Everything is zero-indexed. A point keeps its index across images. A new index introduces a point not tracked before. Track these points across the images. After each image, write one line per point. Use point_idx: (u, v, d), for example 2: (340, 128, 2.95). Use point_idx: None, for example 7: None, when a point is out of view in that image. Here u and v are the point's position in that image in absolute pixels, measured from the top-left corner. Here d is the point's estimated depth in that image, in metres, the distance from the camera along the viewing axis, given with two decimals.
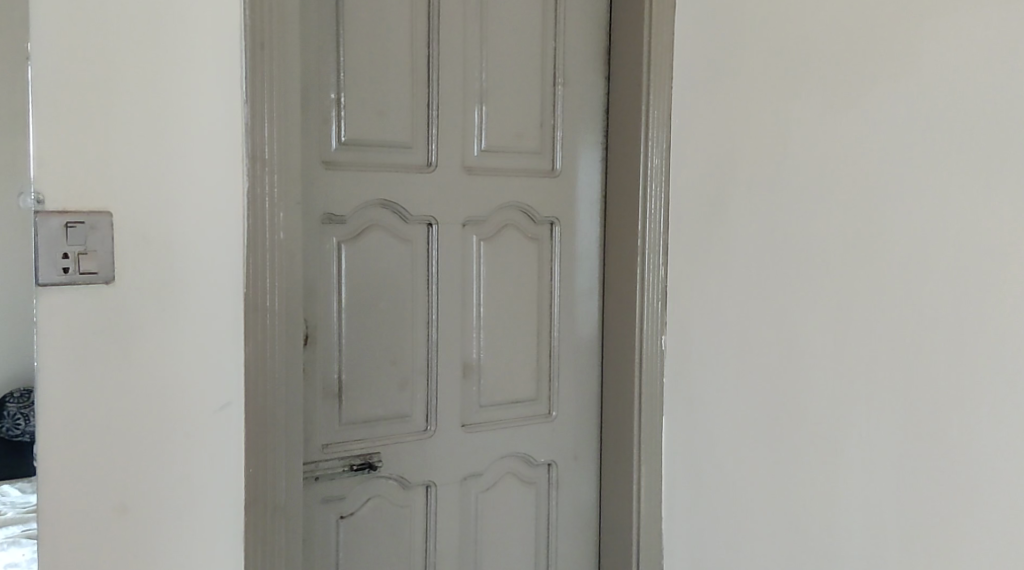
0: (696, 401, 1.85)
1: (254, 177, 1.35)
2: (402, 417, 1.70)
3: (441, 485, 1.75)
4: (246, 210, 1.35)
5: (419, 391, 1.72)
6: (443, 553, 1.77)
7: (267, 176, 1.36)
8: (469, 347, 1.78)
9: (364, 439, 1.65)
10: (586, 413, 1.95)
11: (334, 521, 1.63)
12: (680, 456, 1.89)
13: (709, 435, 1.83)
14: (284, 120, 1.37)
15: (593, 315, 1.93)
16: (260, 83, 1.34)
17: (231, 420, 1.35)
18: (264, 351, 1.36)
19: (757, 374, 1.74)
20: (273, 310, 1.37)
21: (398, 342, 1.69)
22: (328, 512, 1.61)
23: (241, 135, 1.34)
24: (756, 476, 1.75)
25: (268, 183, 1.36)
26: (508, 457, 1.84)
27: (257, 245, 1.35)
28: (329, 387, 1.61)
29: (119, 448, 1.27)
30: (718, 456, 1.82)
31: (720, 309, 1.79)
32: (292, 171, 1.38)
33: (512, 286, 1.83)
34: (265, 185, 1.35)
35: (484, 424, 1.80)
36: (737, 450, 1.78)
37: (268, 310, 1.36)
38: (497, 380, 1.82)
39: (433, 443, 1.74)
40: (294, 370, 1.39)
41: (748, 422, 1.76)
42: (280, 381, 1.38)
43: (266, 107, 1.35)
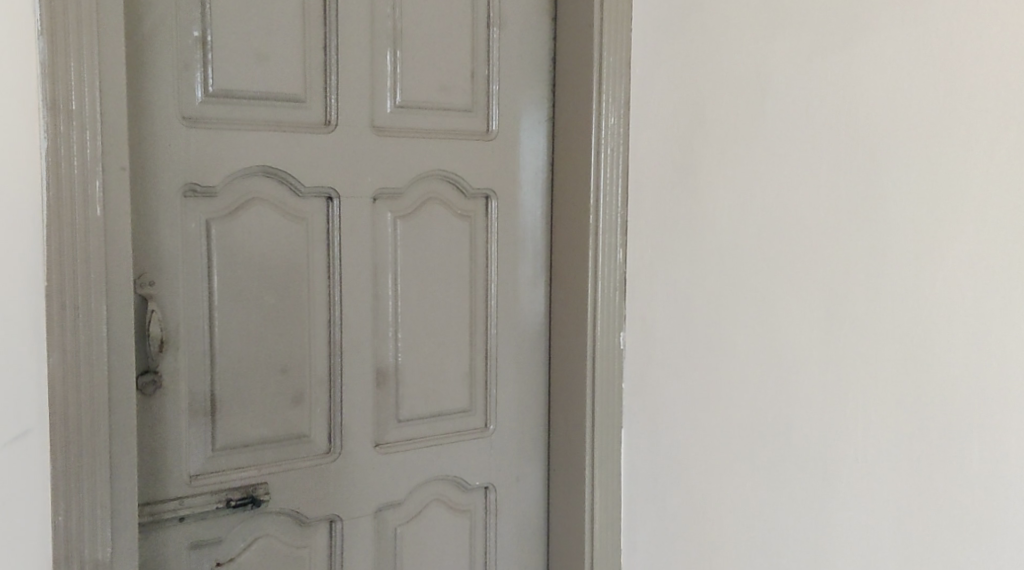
0: (663, 411, 1.53)
1: (58, 142, 1.09)
2: (297, 436, 1.37)
3: (349, 519, 1.42)
4: (47, 186, 1.09)
5: (319, 404, 1.39)
6: None
7: (73, 140, 1.10)
8: (385, 348, 1.45)
9: (246, 466, 1.33)
10: (534, 426, 1.62)
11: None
12: (644, 476, 1.57)
13: (677, 452, 1.52)
14: (98, 75, 1.12)
15: (542, 307, 1.61)
16: (65, 25, 1.09)
17: (30, 447, 1.09)
18: (74, 356, 1.12)
19: (733, 380, 1.42)
20: (87, 307, 1.12)
21: (290, 345, 1.36)
22: (198, 558, 1.30)
23: (41, 91, 1.08)
24: (730, 504, 1.44)
25: (73, 149, 1.10)
26: (434, 480, 1.51)
27: (65, 226, 1.10)
28: (198, 403, 1.28)
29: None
30: (687, 478, 1.51)
31: (690, 301, 1.48)
32: (114, 135, 1.14)
33: (437, 273, 1.50)
34: (70, 152, 1.10)
35: (403, 441, 1.48)
36: (709, 472, 1.47)
37: (79, 308, 1.12)
38: (420, 388, 1.49)
39: (338, 469, 1.41)
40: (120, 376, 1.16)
41: (723, 437, 1.44)
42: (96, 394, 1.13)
43: (71, 56, 1.09)
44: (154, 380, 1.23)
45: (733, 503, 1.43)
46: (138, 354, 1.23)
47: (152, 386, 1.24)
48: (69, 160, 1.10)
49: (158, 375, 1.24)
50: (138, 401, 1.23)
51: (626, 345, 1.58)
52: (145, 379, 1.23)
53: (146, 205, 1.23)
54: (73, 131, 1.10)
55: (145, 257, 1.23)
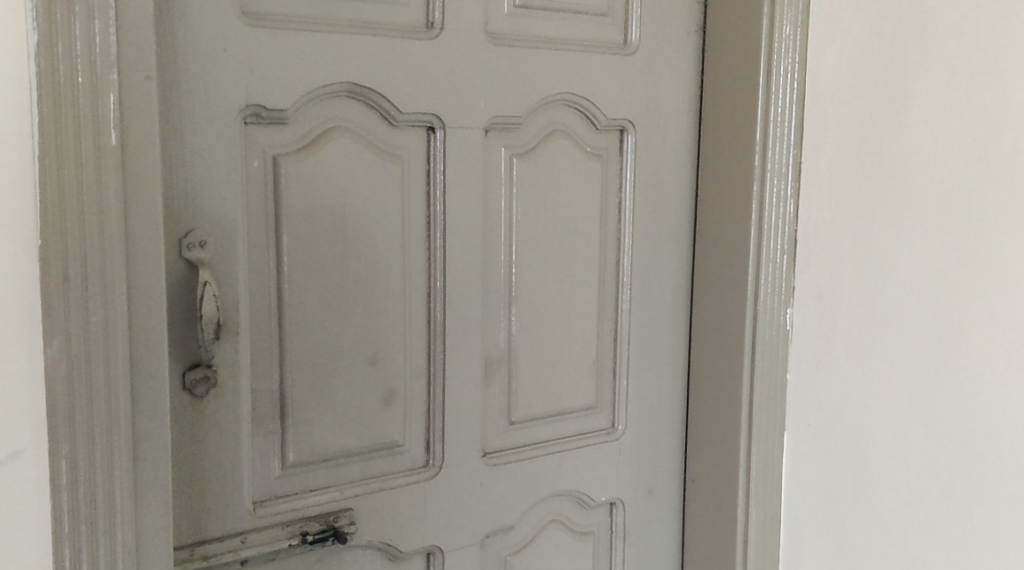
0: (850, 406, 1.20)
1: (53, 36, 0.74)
2: (389, 446, 1.04)
3: (450, 550, 1.09)
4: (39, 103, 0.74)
5: (416, 403, 1.05)
6: None
7: (78, 34, 0.75)
8: (499, 328, 1.11)
9: (325, 488, 0.99)
10: (669, 425, 1.28)
11: None
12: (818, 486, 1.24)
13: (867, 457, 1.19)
14: None
15: (683, 275, 1.26)
16: None
17: (19, 478, 0.76)
18: (82, 349, 0.77)
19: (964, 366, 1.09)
20: (99, 279, 0.77)
21: (380, 326, 1.02)
22: None
23: None
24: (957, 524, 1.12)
25: (75, 46, 0.75)
26: (552, 496, 1.19)
27: (64, 161, 0.75)
28: (263, 405, 0.94)
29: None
30: (884, 490, 1.18)
31: (895, 263, 1.14)
32: (136, 25, 0.78)
33: (557, 232, 1.15)
34: (68, 52, 0.75)
35: (515, 448, 1.14)
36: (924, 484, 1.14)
37: (91, 280, 0.77)
38: (537, 379, 1.16)
39: (439, 487, 1.07)
40: (150, 378, 0.80)
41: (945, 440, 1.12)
42: (114, 404, 0.78)
43: None
44: (207, 376, 0.89)
45: (948, 530, 1.13)
46: (184, 342, 0.89)
47: (202, 385, 0.89)
48: (70, 64, 0.75)
49: (211, 370, 0.89)
50: (186, 405, 0.89)
51: (792, 326, 1.24)
52: (197, 375, 0.89)
53: (192, 134, 0.88)
54: (77, 19, 0.75)
55: (192, 208, 0.88)
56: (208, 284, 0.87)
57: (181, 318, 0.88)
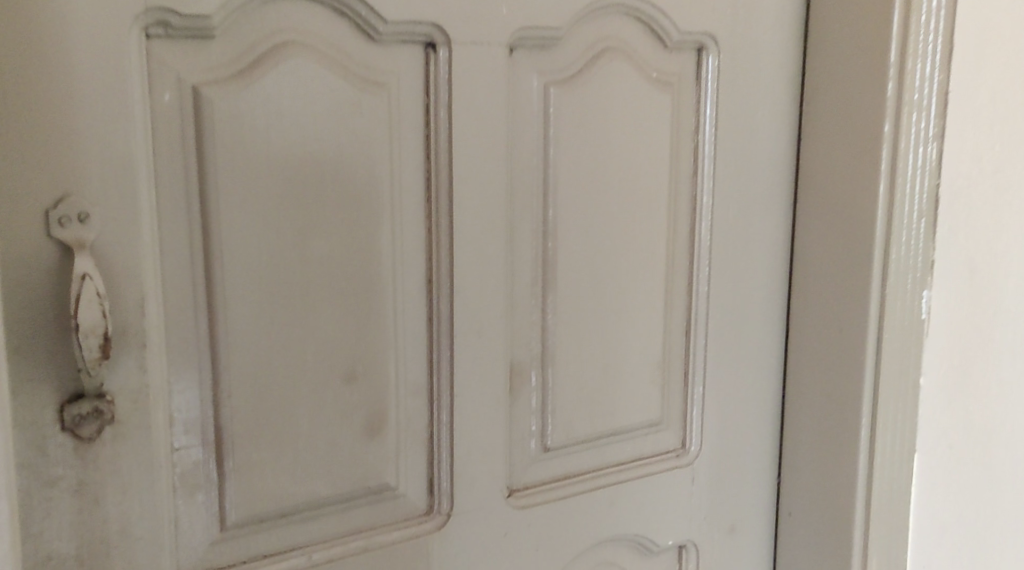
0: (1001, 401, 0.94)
1: None
2: (377, 489, 0.75)
3: None
4: None
5: (415, 429, 0.77)
6: None
7: None
8: (530, 322, 0.82)
9: (287, 552, 0.71)
10: (757, 441, 0.99)
11: None
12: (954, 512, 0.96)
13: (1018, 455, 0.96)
14: None
15: (777, 246, 0.95)
16: None
17: None
18: None
19: None
20: None
21: (360, 328, 0.73)
22: None
23: None
24: None
25: None
26: (604, 543, 0.91)
27: None
28: (190, 443, 0.66)
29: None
30: None
31: None
32: None
33: (610, 192, 0.84)
34: None
35: (551, 485, 0.86)
36: None
37: None
38: (580, 388, 0.87)
39: (448, 541, 0.79)
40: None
41: None
42: None
43: None
44: (95, 411, 0.61)
45: None
46: (56, 365, 0.59)
47: (91, 424, 0.61)
48: None
49: (104, 402, 0.61)
50: (69, 452, 0.61)
51: (928, 313, 0.91)
52: (81, 410, 0.60)
53: (62, 46, 0.59)
54: None
55: (62, 163, 0.59)
56: (89, 278, 0.59)
57: (48, 331, 0.59)
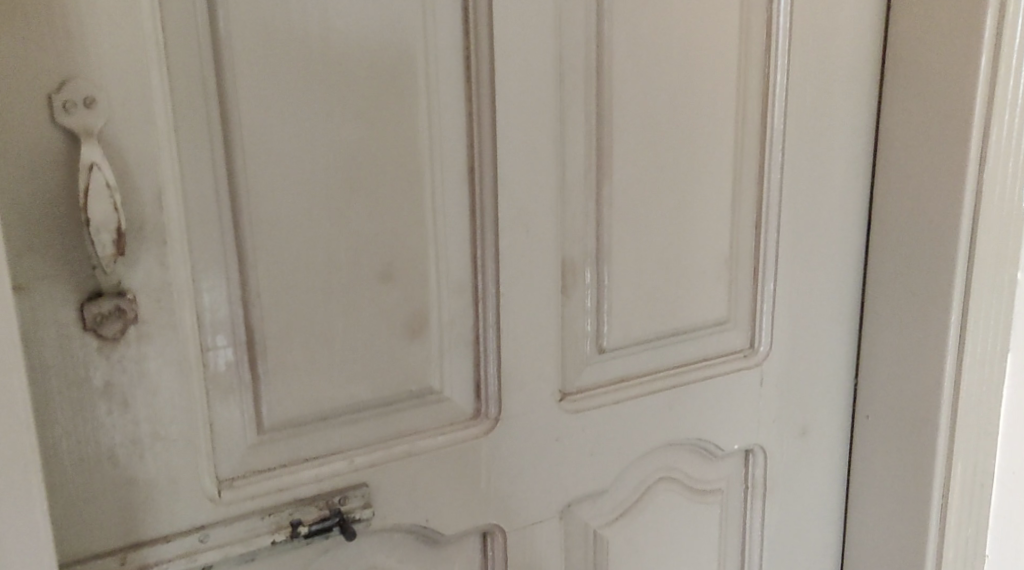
0: None
1: None
2: (419, 393, 0.72)
3: (522, 525, 0.79)
4: None
5: (457, 330, 0.72)
6: None
7: None
8: (582, 215, 0.76)
9: (328, 456, 0.68)
10: (832, 339, 0.93)
11: None
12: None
13: None
14: None
15: (854, 130, 0.88)
16: None
17: None
18: None
19: None
20: None
21: (397, 224, 0.68)
22: None
23: None
24: None
25: None
26: (664, 446, 0.86)
27: None
28: (221, 343, 0.63)
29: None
30: None
31: None
32: None
33: (675, 72, 0.77)
34: None
35: (608, 388, 0.82)
36: None
37: None
38: (638, 286, 0.81)
39: (495, 445, 0.75)
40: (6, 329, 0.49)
41: None
42: None
43: None
44: (116, 310, 0.57)
45: None
46: (69, 265, 0.56)
47: (113, 323, 0.58)
48: None
49: (125, 301, 0.58)
50: (93, 352, 0.58)
51: None
52: (102, 310, 0.57)
53: None
54: None
55: (62, 41, 0.54)
56: (96, 169, 0.54)
57: (59, 225, 0.55)
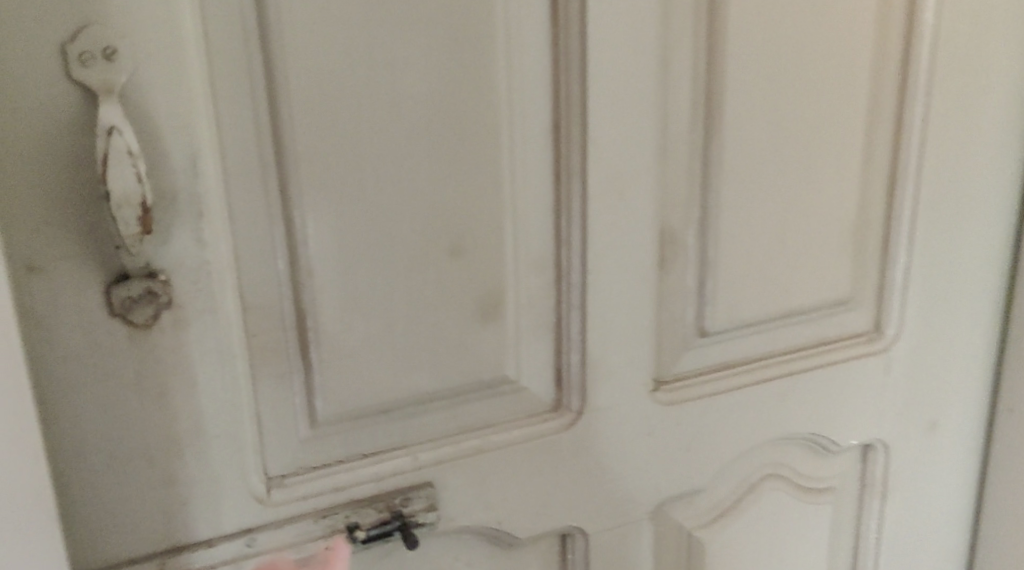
0: None
1: None
2: (492, 383, 0.64)
3: (607, 528, 0.70)
4: None
5: (537, 310, 0.63)
6: None
7: None
8: (685, 178, 0.65)
9: (390, 452, 0.61)
10: (974, 321, 0.80)
11: None
12: None
13: None
14: None
15: (1016, 75, 0.74)
16: None
17: None
18: None
19: None
20: None
21: (469, 191, 0.58)
22: None
23: None
24: None
25: None
26: (769, 442, 0.76)
27: None
28: (267, 327, 0.56)
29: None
30: None
31: None
32: None
33: (806, 7, 0.65)
34: None
35: (708, 376, 0.72)
36: None
37: None
38: (749, 260, 0.69)
39: (577, 439, 0.67)
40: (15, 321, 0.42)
41: None
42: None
43: None
44: (147, 293, 0.51)
45: None
46: (91, 243, 0.49)
47: (144, 307, 0.51)
48: None
49: (157, 283, 0.51)
50: (121, 339, 0.51)
51: None
52: (130, 293, 0.50)
53: None
54: None
55: None
56: (116, 134, 0.46)
57: (77, 198, 0.48)
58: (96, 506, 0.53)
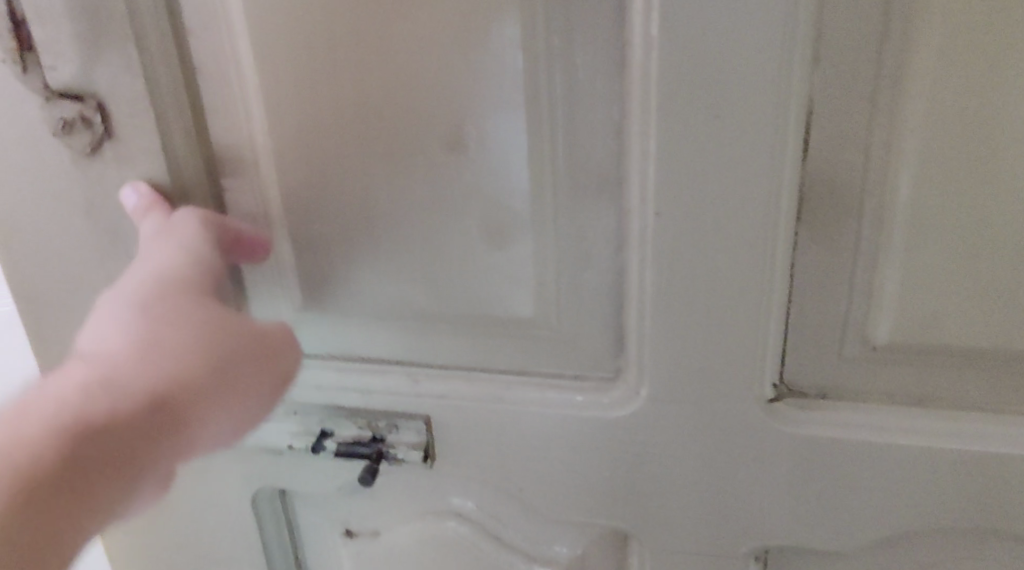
0: None
1: None
2: (517, 324, 0.47)
3: (675, 547, 0.52)
4: None
5: (588, 249, 0.44)
6: None
7: None
8: (862, 102, 0.38)
9: (389, 365, 0.51)
10: None
11: (336, 535, 0.61)
12: None
13: None
14: None
15: None
16: None
17: None
18: None
19: None
20: None
21: (483, 59, 0.41)
22: (320, 516, 0.60)
23: None
24: None
25: None
26: (982, 543, 0.47)
27: None
28: (235, 184, 0.47)
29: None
30: None
31: None
32: None
33: None
34: None
35: (886, 409, 0.45)
36: None
37: None
38: (978, 261, 0.40)
39: (632, 430, 0.48)
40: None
41: None
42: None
43: None
44: (81, 119, 0.44)
45: None
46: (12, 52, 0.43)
47: (81, 135, 0.45)
48: None
49: (89, 109, 0.44)
50: (68, 163, 0.46)
51: None
52: (64, 114, 0.44)
53: None
54: None
55: None
56: None
57: None
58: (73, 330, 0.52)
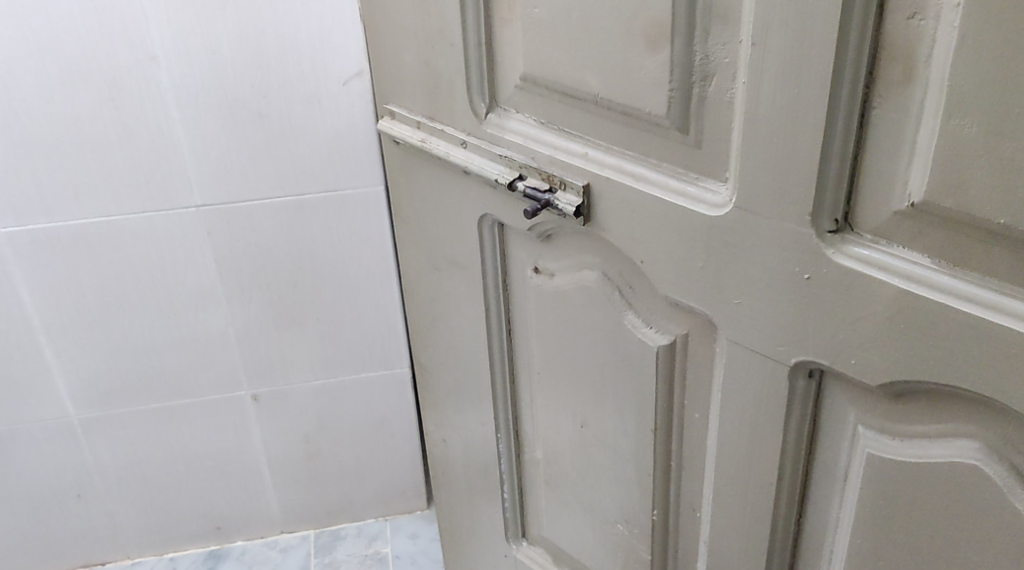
0: None
1: None
2: (657, 121, 0.60)
3: (744, 345, 0.63)
4: None
5: (710, 67, 0.56)
6: (737, 478, 0.69)
7: None
8: None
9: (576, 136, 0.67)
10: None
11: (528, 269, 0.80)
12: None
13: None
14: None
15: None
16: None
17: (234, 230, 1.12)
18: None
19: None
20: None
21: None
22: (521, 253, 0.80)
23: None
24: None
25: None
26: (993, 413, 0.52)
27: None
28: None
29: (173, 45, 0.98)
30: None
31: None
32: None
33: None
34: None
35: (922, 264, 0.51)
36: None
37: None
38: (1001, 140, 0.45)
39: (720, 232, 0.60)
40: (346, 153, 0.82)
41: None
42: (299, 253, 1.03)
43: None
44: None
45: None
46: None
47: None
48: None
49: None
50: None
51: None
52: None
53: None
54: None
55: None
56: None
57: None
58: (399, 63, 0.77)
